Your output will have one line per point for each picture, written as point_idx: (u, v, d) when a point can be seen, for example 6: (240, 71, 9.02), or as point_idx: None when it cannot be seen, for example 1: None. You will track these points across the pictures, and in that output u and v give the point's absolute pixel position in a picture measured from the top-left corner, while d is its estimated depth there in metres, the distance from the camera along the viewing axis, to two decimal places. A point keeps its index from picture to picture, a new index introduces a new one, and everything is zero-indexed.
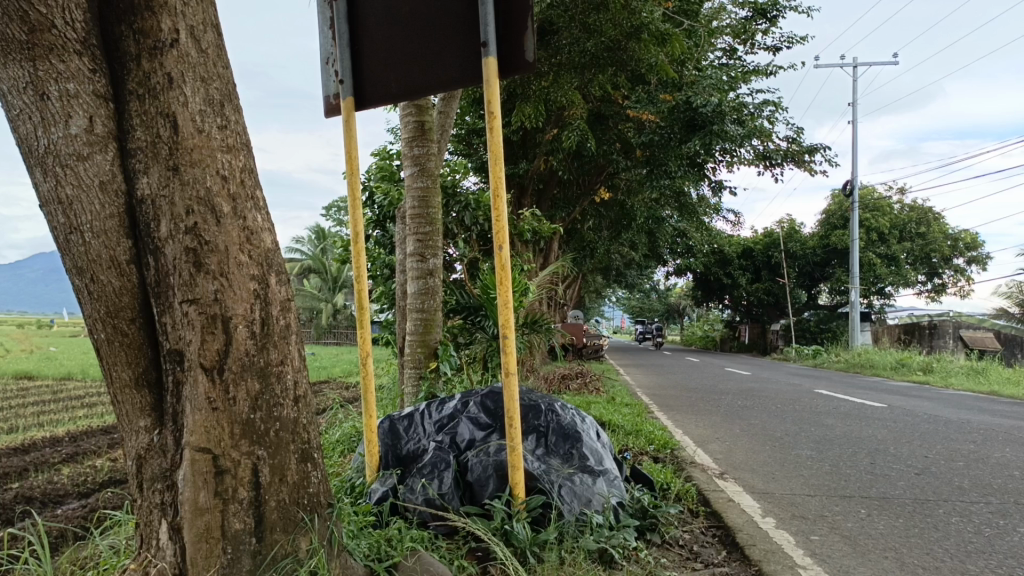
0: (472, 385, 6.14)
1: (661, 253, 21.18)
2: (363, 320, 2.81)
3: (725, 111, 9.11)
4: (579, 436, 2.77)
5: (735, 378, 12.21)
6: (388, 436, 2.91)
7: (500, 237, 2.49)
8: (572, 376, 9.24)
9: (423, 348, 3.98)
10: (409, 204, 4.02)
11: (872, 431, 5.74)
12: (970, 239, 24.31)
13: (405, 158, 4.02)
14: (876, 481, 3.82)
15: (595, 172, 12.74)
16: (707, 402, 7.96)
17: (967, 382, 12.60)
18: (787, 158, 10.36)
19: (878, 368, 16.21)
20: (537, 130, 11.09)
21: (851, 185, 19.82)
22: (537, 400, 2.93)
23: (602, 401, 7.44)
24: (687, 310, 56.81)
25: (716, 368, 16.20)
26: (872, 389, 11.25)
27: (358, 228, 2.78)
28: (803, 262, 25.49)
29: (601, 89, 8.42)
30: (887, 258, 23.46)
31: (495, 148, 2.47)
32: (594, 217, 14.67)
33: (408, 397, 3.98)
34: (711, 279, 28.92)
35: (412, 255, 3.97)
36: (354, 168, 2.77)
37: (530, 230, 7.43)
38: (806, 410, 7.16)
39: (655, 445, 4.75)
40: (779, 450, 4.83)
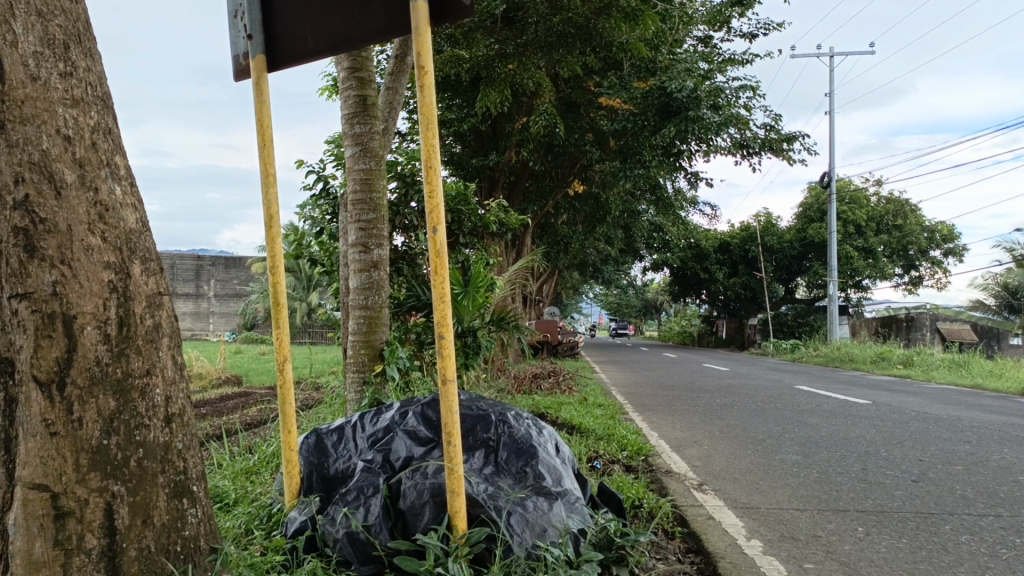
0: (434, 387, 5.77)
1: (637, 248, 20.87)
2: (279, 317, 2.38)
3: (700, 97, 8.78)
4: (535, 452, 2.39)
5: (714, 375, 11.91)
6: (313, 454, 2.49)
7: (434, 218, 2.07)
8: (545, 375, 8.87)
9: (367, 349, 3.56)
10: (351, 188, 3.59)
11: (859, 432, 5.41)
12: (947, 231, 24.25)
13: (345, 137, 3.59)
14: (871, 492, 3.46)
15: (568, 163, 12.38)
16: (685, 401, 7.60)
17: (948, 375, 12.40)
18: (765, 147, 10.05)
19: (857, 362, 15.99)
20: (506, 117, 10.69)
21: (828, 175, 19.64)
22: (486, 409, 2.54)
23: (574, 402, 7.06)
24: (664, 306, 56.77)
25: (694, 364, 15.89)
26: (854, 384, 10.97)
27: (272, 210, 2.36)
28: (780, 256, 25.30)
29: (570, 72, 8.01)
30: (864, 250, 23.31)
31: (426, 109, 2.05)
32: (568, 211, 14.29)
33: (352, 404, 3.56)
34: (689, 274, 28.69)
35: (354, 246, 3.55)
36: (266, 139, 2.36)
37: (497, 222, 7.01)
38: (788, 409, 6.83)
39: (628, 451, 4.37)
40: (762, 454, 4.47)
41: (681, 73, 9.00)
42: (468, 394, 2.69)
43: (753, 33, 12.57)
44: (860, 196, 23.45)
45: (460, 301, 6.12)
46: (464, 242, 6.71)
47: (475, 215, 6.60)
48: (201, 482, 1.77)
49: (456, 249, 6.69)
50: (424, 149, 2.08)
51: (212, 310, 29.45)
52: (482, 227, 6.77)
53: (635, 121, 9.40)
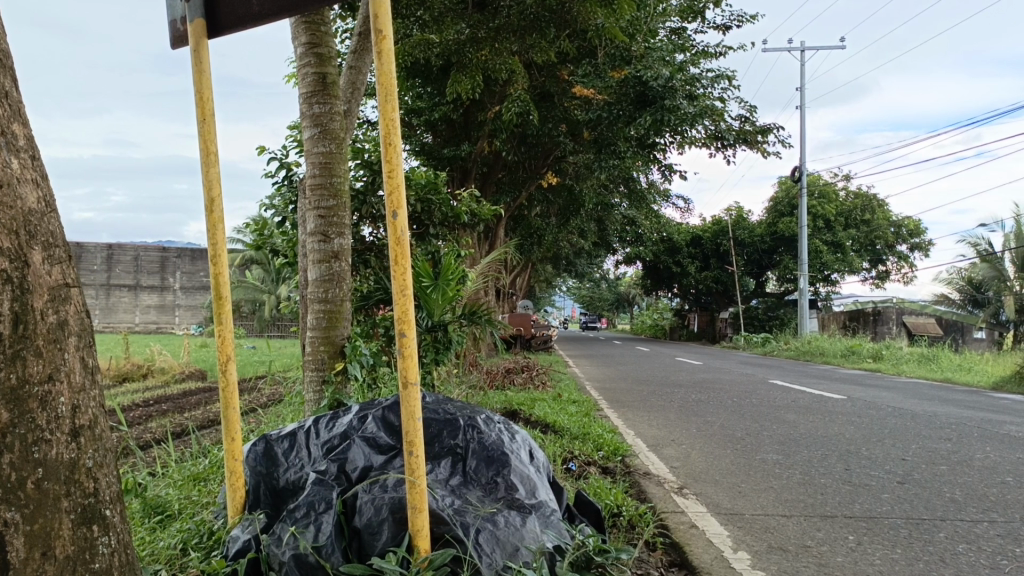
0: None
1: (610, 241, 20.74)
2: (223, 312, 2.13)
3: (676, 86, 8.63)
4: (506, 460, 2.18)
5: (687, 369, 11.79)
6: (261, 463, 2.26)
7: (393, 201, 1.83)
8: (517, 370, 8.67)
9: (327, 346, 3.30)
10: (309, 172, 3.33)
11: (838, 429, 5.26)
12: (915, 226, 24.45)
13: (303, 117, 3.34)
14: (858, 495, 3.30)
15: (541, 154, 12.17)
16: (660, 397, 7.44)
17: (919, 369, 12.40)
18: (740, 139, 9.91)
19: (828, 356, 16.00)
20: (478, 105, 10.45)
21: (799, 170, 19.63)
22: (454, 413, 2.32)
23: (547, 398, 6.87)
24: (636, 299, 56.79)
25: (666, 358, 15.80)
26: (826, 378, 10.91)
27: (214, 191, 2.11)
28: (751, 250, 25.33)
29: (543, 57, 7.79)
30: (833, 245, 23.41)
31: (385, 78, 1.81)
32: (541, 202, 14.09)
33: (310, 406, 3.31)
34: (661, 268, 28.67)
35: (313, 236, 3.30)
36: (206, 113, 2.10)
37: (469, 212, 6.76)
38: (765, 405, 6.68)
39: (604, 451, 4.18)
40: (742, 454, 4.30)
41: (656, 61, 8.75)
42: (436, 395, 2.48)
43: (727, 24, 12.43)
44: (830, 190, 23.53)
45: (429, 294, 5.86)
46: (434, 233, 6.46)
47: (445, 204, 6.35)
48: (117, 505, 1.53)
49: (425, 241, 6.44)
50: (382, 123, 1.83)
51: (178, 303, 28.75)
52: (453, 217, 6.51)
53: (610, 111, 9.20)
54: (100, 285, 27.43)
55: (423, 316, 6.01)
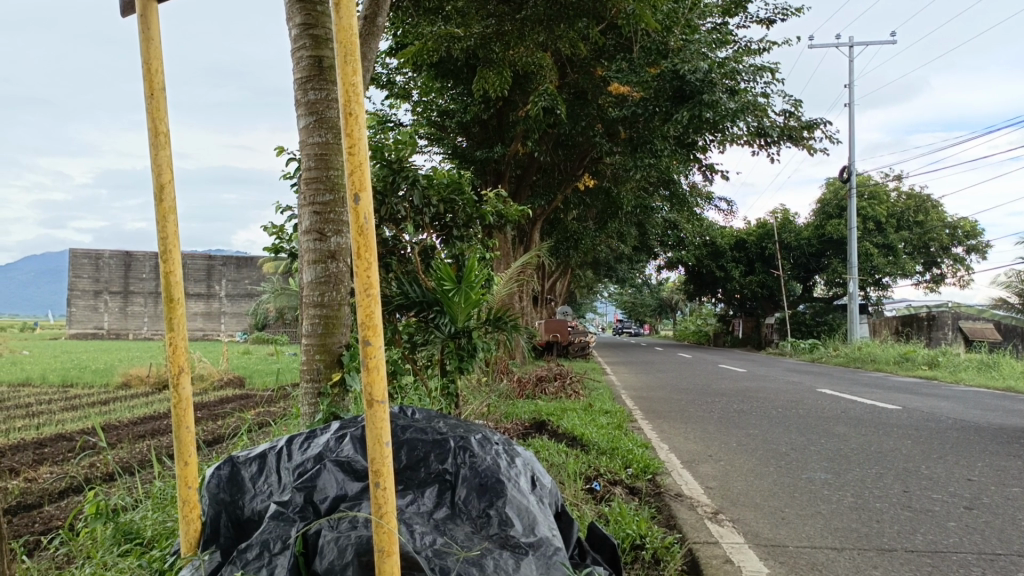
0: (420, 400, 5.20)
1: (650, 245, 20.28)
2: (174, 316, 1.84)
3: (714, 79, 8.23)
4: (501, 489, 1.86)
5: (730, 377, 11.31)
6: (225, 489, 1.99)
7: (356, 183, 1.53)
8: (550, 377, 8.35)
9: (322, 355, 3.03)
10: (304, 164, 3.07)
11: (894, 444, 4.83)
12: (971, 228, 23.47)
13: (299, 105, 3.08)
14: (919, 523, 2.91)
15: (577, 155, 11.87)
16: (699, 407, 7.04)
17: (979, 376, 11.75)
18: (784, 135, 9.46)
19: (880, 363, 15.32)
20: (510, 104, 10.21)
21: (848, 170, 18.97)
22: (445, 433, 2.02)
23: (578, 409, 6.53)
24: (680, 305, 55.83)
25: (709, 364, 15.30)
26: (880, 387, 10.35)
27: (164, 176, 1.84)
28: (797, 253, 24.61)
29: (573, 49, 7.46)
30: (885, 247, 22.59)
31: (343, 33, 1.51)
32: (578, 206, 13.77)
33: (306, 420, 3.04)
34: (704, 272, 28.04)
35: (308, 234, 3.03)
36: (155, 87, 1.84)
37: (495, 213, 6.45)
38: (812, 417, 6.24)
39: (633, 468, 3.85)
40: (787, 472, 3.92)
41: (693, 55, 8.36)
42: (428, 410, 2.18)
43: (770, 19, 11.99)
44: (881, 190, 22.77)
45: (451, 299, 5.59)
46: (458, 237, 6.17)
47: (470, 204, 6.07)
48: None
49: (448, 244, 6.15)
50: (341, 87, 1.53)
51: (223, 311, 28.96)
52: (478, 217, 6.21)
53: (645, 107, 8.82)
54: (148, 293, 27.78)
55: (445, 322, 5.72)
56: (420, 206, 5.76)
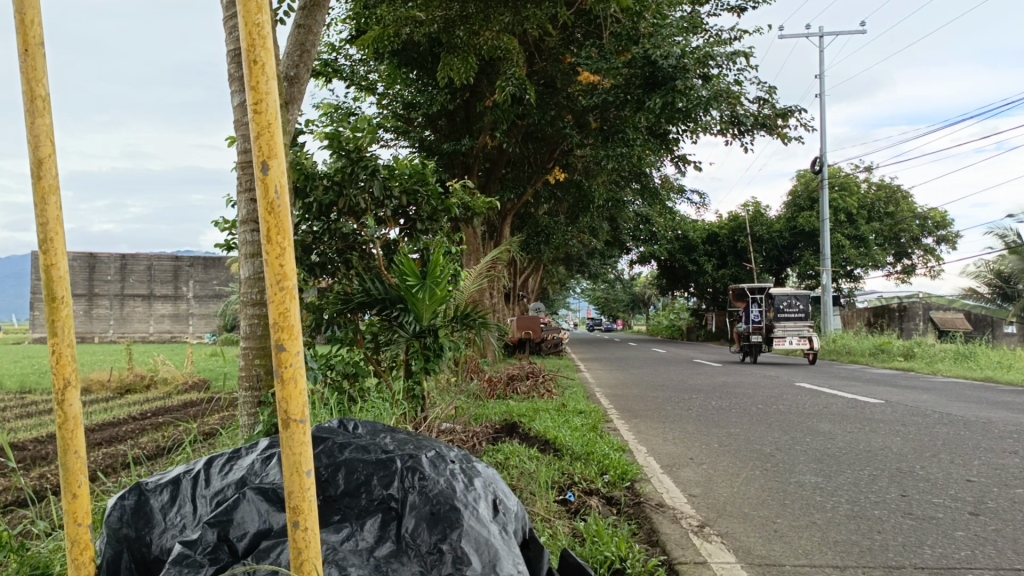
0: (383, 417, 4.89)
1: (623, 239, 20.06)
2: (58, 320, 1.52)
3: (688, 65, 8.01)
4: (456, 519, 1.57)
5: (706, 372, 11.12)
6: (129, 524, 1.67)
7: (263, 151, 1.22)
8: (522, 376, 8.07)
9: (262, 358, 2.72)
10: (239, 148, 2.76)
11: (881, 441, 4.60)
12: (940, 218, 23.60)
13: (232, 81, 2.77)
14: (925, 535, 2.66)
15: (547, 147, 11.60)
16: (677, 404, 6.81)
17: (954, 367, 11.69)
18: (758, 124, 9.26)
19: (855, 355, 15.24)
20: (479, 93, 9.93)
21: (819, 162, 18.90)
22: (393, 452, 1.72)
23: (551, 409, 6.25)
24: (653, 299, 55.79)
25: (684, 359, 15.10)
26: (856, 379, 10.22)
27: (43, 152, 1.51)
28: (769, 246, 24.59)
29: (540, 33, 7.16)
30: (855, 239, 22.60)
31: None
32: (549, 200, 13.53)
33: (244, 432, 2.73)
34: (677, 266, 27.95)
35: (246, 225, 2.72)
36: (30, 41, 1.48)
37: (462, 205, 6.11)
38: (793, 413, 6.02)
39: (610, 475, 3.60)
40: (775, 477, 3.68)
41: (665, 41, 8.11)
42: (373, 423, 1.88)
43: (741, 7, 11.78)
44: (851, 182, 22.78)
45: (415, 295, 5.29)
46: (423, 230, 5.87)
47: (435, 196, 5.75)
48: None
49: (413, 238, 5.85)
50: (243, 28, 1.22)
51: (191, 312, 28.17)
52: (444, 210, 5.89)
53: (617, 95, 8.56)
54: (113, 295, 27.02)
55: (410, 321, 5.44)
56: (382, 198, 5.43)
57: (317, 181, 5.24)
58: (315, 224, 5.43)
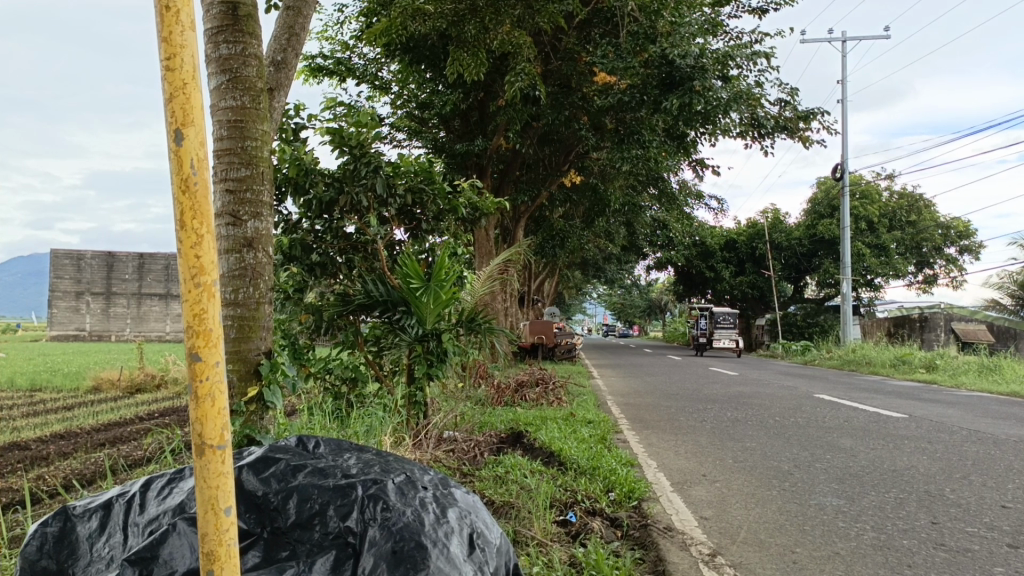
0: (386, 423, 4.65)
1: (639, 245, 19.79)
2: None
3: (706, 64, 7.76)
4: (423, 558, 1.33)
5: (723, 381, 10.82)
6: (51, 555, 1.46)
7: (177, 118, 1.01)
8: (531, 383, 7.83)
9: (236, 363, 2.45)
10: (215, 134, 2.52)
11: (907, 460, 4.32)
12: (963, 227, 23.14)
13: (209, 62, 2.53)
14: (961, 569, 2.40)
15: (563, 149, 11.35)
16: (691, 415, 6.53)
17: (978, 380, 11.33)
18: (779, 127, 8.98)
19: (875, 365, 14.89)
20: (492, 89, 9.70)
21: (841, 168, 18.53)
22: (355, 476, 1.49)
23: (559, 418, 6.01)
24: (669, 306, 55.30)
25: (700, 367, 14.81)
26: (878, 391, 9.90)
27: None
28: (789, 254, 24.22)
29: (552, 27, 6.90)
30: (876, 247, 22.20)
31: None
32: (564, 203, 13.27)
33: None
34: (695, 273, 27.63)
35: (220, 217, 2.49)
36: None
37: (469, 206, 5.86)
38: (812, 427, 5.75)
39: (616, 493, 3.35)
40: (793, 498, 3.42)
41: (684, 39, 7.84)
42: (337, 440, 1.65)
43: (762, 8, 11.49)
44: (873, 189, 22.36)
45: (419, 298, 5.10)
46: (427, 230, 5.66)
47: (442, 196, 5.51)
48: None
49: (419, 239, 5.64)
50: None
51: None
52: (450, 210, 5.64)
53: (633, 95, 8.29)
54: None
55: (413, 324, 5.23)
56: (385, 196, 5.21)
57: (318, 177, 5.03)
58: (316, 223, 5.23)
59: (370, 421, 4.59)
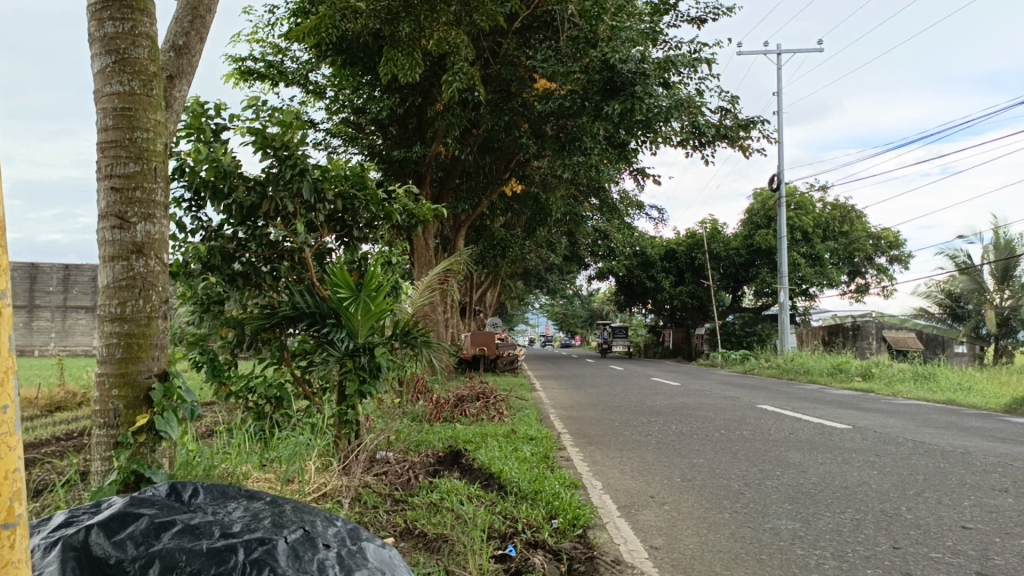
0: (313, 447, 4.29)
1: (581, 254, 19.67)
2: None
3: (648, 71, 7.65)
4: None
5: (666, 392, 10.71)
6: None
7: None
8: (471, 397, 7.53)
9: (122, 389, 2.12)
10: (99, 123, 2.20)
11: (858, 476, 4.18)
12: (893, 238, 23.75)
13: (92, 41, 2.21)
14: None
15: (503, 157, 11.13)
16: (636, 429, 6.34)
17: (913, 388, 11.45)
18: (719, 135, 8.93)
19: (813, 374, 15.02)
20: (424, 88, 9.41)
21: (778, 178, 18.74)
22: (238, 538, 1.20)
23: (500, 435, 5.74)
24: (610, 316, 55.80)
25: (642, 377, 14.72)
26: (818, 401, 9.90)
27: None
28: (727, 263, 24.48)
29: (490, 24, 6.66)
30: (811, 257, 22.60)
31: None
32: (505, 212, 13.04)
33: (96, 480, 2.13)
34: (635, 283, 27.74)
35: (105, 219, 2.17)
36: None
37: (405, 213, 5.53)
38: (759, 441, 5.60)
39: (559, 521, 3.09)
40: (747, 523, 3.22)
41: (624, 44, 7.68)
42: (221, 486, 1.36)
43: (702, 17, 11.49)
44: (808, 201, 22.76)
45: (348, 309, 4.75)
46: (360, 237, 5.32)
47: (375, 202, 5.18)
48: None
49: (351, 248, 5.31)
50: None
51: None
52: (385, 217, 5.33)
53: (574, 100, 8.13)
54: None
55: (343, 338, 4.87)
56: (313, 202, 4.86)
57: (238, 181, 4.67)
58: (238, 230, 4.86)
59: (295, 444, 4.22)
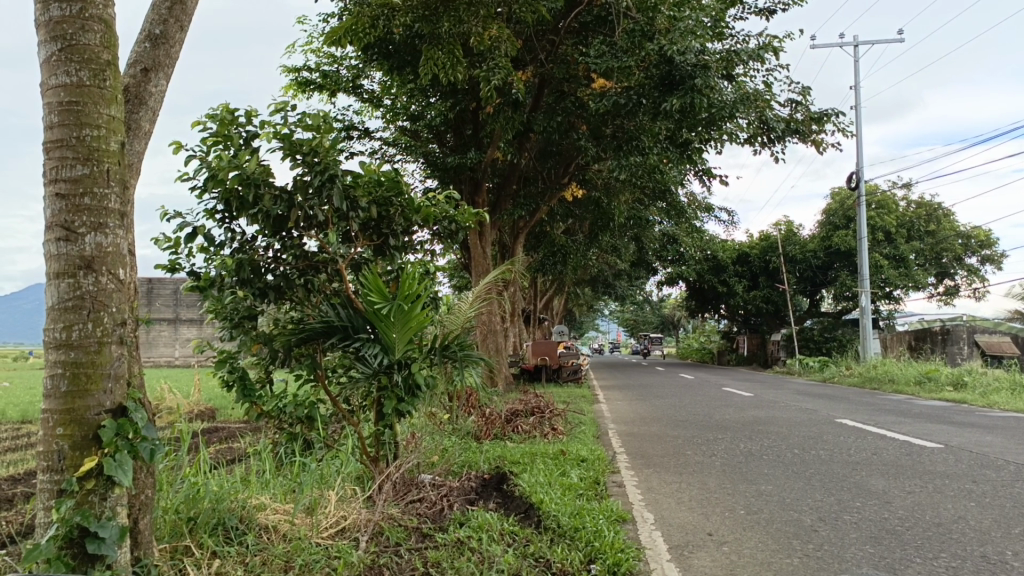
0: (339, 472, 3.99)
1: (648, 259, 19.02)
2: None
3: (710, 64, 7.17)
4: None
5: (736, 404, 10.11)
6: None
7: None
8: (526, 412, 7.13)
9: (68, 427, 1.96)
10: (46, 120, 2.06)
11: (953, 510, 3.63)
12: (984, 237, 22.33)
13: (39, 28, 2.07)
14: None
15: (563, 161, 10.74)
16: (700, 449, 5.83)
17: (1011, 399, 10.52)
18: (790, 130, 8.36)
19: (898, 383, 14.07)
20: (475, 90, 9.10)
21: (856, 177, 17.80)
22: None
23: (549, 456, 5.34)
24: (681, 322, 54.69)
25: (713, 387, 14.04)
26: (902, 413, 9.16)
27: None
28: (803, 266, 23.43)
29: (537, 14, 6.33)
30: (894, 259, 21.38)
31: None
32: (566, 218, 12.67)
33: (42, 528, 1.99)
34: (706, 287, 26.84)
35: (51, 231, 2.01)
36: None
37: (444, 219, 5.18)
38: (837, 463, 5.04)
39: (598, 567, 2.72)
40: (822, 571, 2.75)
41: (684, 35, 7.22)
42: None
43: (769, 8, 10.87)
44: (890, 199, 21.56)
45: (383, 324, 4.44)
46: (398, 247, 5.02)
47: (411, 207, 4.88)
48: None
49: (387, 258, 5.01)
50: None
51: None
52: (424, 223, 5.02)
53: (632, 96, 7.70)
54: None
55: (378, 353, 4.56)
56: (345, 209, 4.55)
57: (266, 190, 4.34)
58: (272, 242, 4.57)
59: (321, 469, 3.94)
